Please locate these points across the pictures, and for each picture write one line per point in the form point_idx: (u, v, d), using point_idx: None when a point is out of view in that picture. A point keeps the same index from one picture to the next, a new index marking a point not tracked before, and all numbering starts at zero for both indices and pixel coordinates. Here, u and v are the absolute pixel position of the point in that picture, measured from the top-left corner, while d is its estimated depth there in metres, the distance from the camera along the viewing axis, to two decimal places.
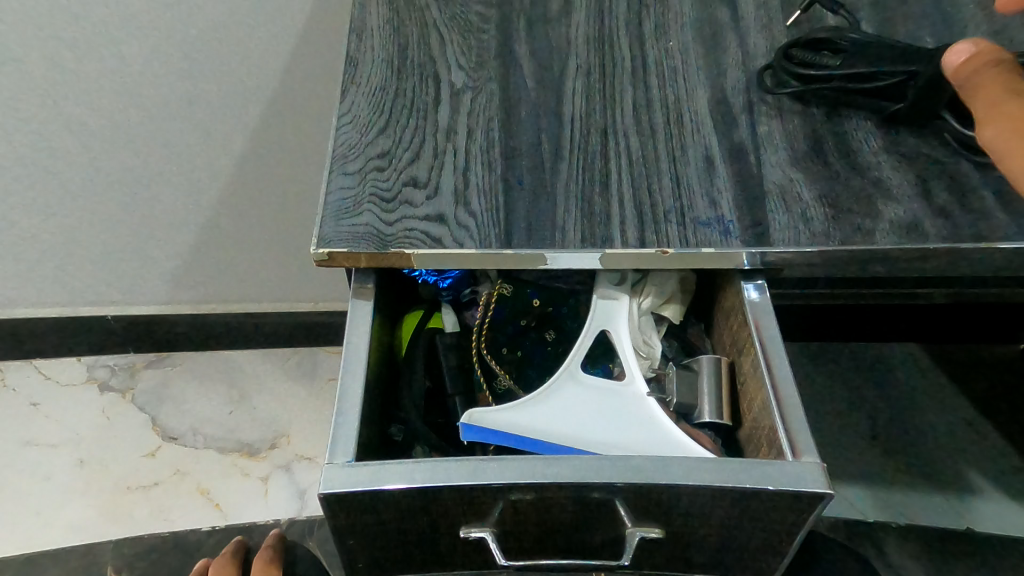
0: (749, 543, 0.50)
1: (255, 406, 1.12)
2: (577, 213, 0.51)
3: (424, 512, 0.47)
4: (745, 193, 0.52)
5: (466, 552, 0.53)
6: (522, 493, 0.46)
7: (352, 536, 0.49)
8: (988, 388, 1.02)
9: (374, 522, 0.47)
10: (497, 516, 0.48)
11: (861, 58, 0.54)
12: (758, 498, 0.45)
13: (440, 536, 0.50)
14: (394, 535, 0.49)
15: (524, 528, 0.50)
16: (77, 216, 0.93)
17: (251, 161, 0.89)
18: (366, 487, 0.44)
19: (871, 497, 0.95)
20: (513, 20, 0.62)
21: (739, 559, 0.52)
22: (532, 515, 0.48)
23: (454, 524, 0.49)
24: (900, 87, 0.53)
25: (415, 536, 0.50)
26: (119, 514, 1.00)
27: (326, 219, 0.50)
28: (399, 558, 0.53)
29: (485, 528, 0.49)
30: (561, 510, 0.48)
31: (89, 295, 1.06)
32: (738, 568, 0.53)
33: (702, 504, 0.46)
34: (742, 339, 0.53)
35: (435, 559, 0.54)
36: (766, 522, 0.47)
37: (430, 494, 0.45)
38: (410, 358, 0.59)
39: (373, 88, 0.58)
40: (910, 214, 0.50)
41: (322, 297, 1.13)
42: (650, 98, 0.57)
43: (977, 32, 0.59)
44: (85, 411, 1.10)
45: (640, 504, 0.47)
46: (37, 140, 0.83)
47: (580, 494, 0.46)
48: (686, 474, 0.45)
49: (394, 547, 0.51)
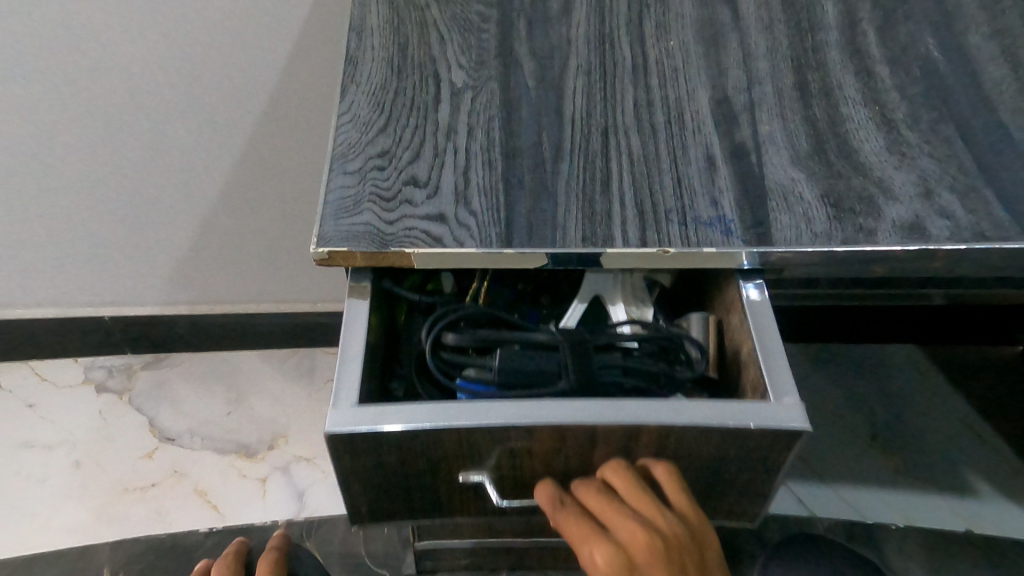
0: (730, 488, 0.51)
1: (253, 407, 1.11)
2: (577, 212, 0.51)
3: (426, 456, 0.47)
4: (747, 192, 0.52)
5: (464, 497, 0.53)
6: (516, 436, 0.46)
7: (357, 482, 0.49)
8: (983, 391, 1.03)
9: (378, 465, 0.47)
10: (493, 461, 0.49)
11: (514, 357, 0.49)
12: (742, 437, 0.45)
13: (440, 481, 0.50)
14: (397, 480, 0.50)
15: (523, 472, 0.50)
16: (76, 215, 0.92)
17: (249, 161, 0.89)
18: (368, 427, 0.44)
19: (870, 498, 0.94)
20: (514, 19, 0.62)
21: (722, 503, 0.52)
22: (529, 460, 0.49)
23: (454, 468, 0.49)
24: (552, 379, 0.49)
25: (416, 481, 0.50)
26: (115, 515, 1.00)
27: (326, 218, 0.50)
28: (399, 506, 0.53)
29: (483, 472, 0.49)
30: (556, 455, 0.48)
31: (86, 295, 1.05)
32: (722, 514, 0.54)
33: (690, 446, 0.46)
34: (729, 297, 0.54)
35: (435, 507, 0.54)
36: (749, 463, 0.48)
37: (430, 437, 0.45)
38: (412, 319, 0.59)
39: (374, 86, 0.57)
40: (911, 213, 0.50)
41: (321, 297, 1.12)
42: (650, 98, 0.57)
43: (978, 33, 0.59)
44: (82, 411, 1.09)
45: (631, 446, 0.47)
46: (33, 138, 0.82)
47: (574, 439, 0.46)
48: (675, 414, 0.45)
49: (397, 492, 0.51)
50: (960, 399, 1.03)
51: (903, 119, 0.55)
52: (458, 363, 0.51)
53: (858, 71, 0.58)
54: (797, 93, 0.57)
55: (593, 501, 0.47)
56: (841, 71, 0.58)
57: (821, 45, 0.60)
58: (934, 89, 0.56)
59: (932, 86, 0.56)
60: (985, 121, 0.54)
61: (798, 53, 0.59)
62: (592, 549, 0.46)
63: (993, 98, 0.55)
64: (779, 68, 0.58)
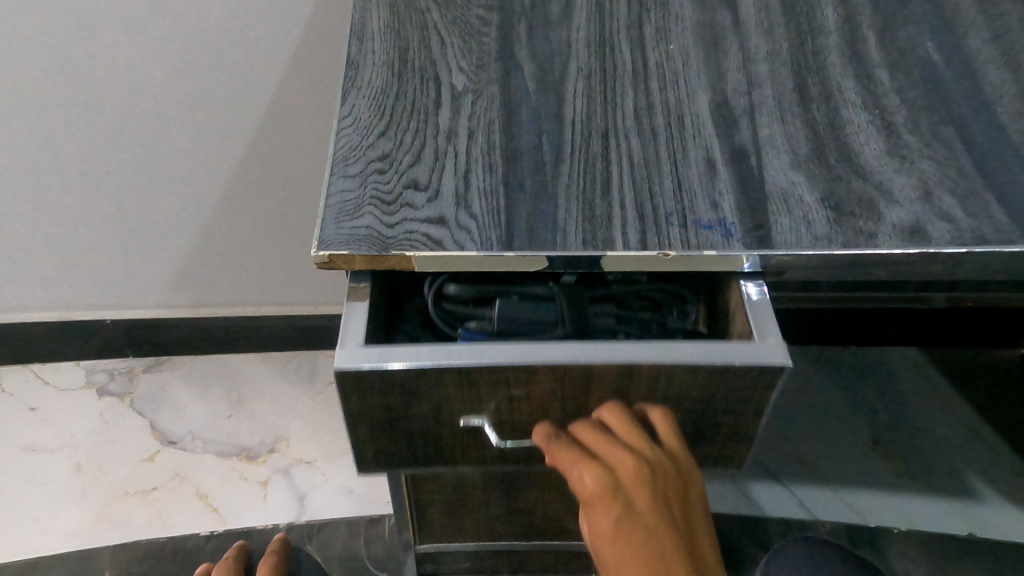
0: (717, 431, 0.52)
1: (254, 410, 1.12)
2: (578, 215, 0.51)
3: (431, 397, 0.48)
4: (747, 195, 0.52)
5: (466, 446, 0.54)
6: (514, 375, 0.47)
7: (364, 423, 0.50)
8: (985, 393, 1.03)
9: (383, 408, 0.49)
10: (494, 406, 0.50)
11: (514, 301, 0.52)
12: (730, 374, 0.46)
13: (441, 426, 0.51)
14: (401, 425, 0.51)
15: (520, 417, 0.51)
16: (78, 218, 0.93)
17: (251, 165, 0.89)
18: (374, 364, 0.45)
19: (872, 501, 0.94)
20: (514, 23, 0.62)
21: (710, 449, 0.53)
22: (528, 404, 0.50)
23: (455, 412, 0.50)
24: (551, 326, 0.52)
25: (419, 426, 0.51)
26: (116, 518, 1.00)
27: (327, 221, 0.50)
28: (405, 454, 0.54)
29: (484, 417, 0.50)
30: (552, 397, 0.49)
31: (88, 298, 1.05)
32: (711, 461, 0.55)
33: (680, 386, 0.48)
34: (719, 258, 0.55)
35: (439, 456, 0.54)
36: (735, 404, 0.49)
37: (431, 376, 0.46)
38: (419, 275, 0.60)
39: (374, 90, 0.58)
40: (912, 216, 0.50)
41: (322, 300, 1.12)
42: (650, 101, 0.57)
43: (977, 36, 0.59)
44: (84, 414, 1.10)
45: (625, 388, 0.48)
46: (36, 139, 0.83)
47: (570, 378, 0.47)
48: (665, 352, 0.46)
49: (402, 438, 0.52)
50: (961, 401, 1.03)
51: (903, 122, 0.55)
52: (461, 315, 0.54)
53: (858, 74, 0.58)
54: (796, 96, 0.57)
55: (586, 433, 0.48)
56: (841, 75, 0.58)
57: (820, 48, 0.60)
58: (934, 93, 0.56)
59: (931, 89, 0.57)
60: (985, 124, 0.54)
61: (797, 56, 0.59)
62: (583, 469, 0.46)
63: (992, 101, 0.55)
64: (779, 71, 0.59)
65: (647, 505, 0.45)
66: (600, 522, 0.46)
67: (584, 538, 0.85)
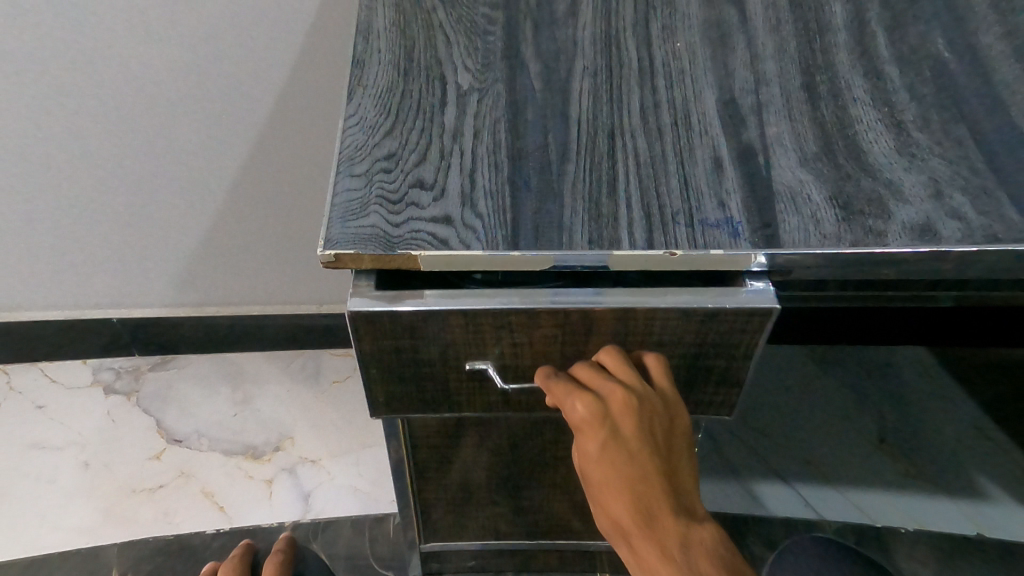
0: (710, 376, 0.54)
1: (259, 409, 1.12)
2: (584, 214, 0.51)
3: (438, 341, 0.50)
4: (755, 194, 0.52)
5: (472, 391, 0.56)
6: (517, 320, 0.49)
7: (376, 365, 0.52)
8: (993, 393, 1.02)
9: (393, 350, 0.51)
10: (498, 351, 0.52)
11: None
12: (721, 318, 0.48)
13: (448, 370, 0.53)
14: (409, 368, 0.53)
15: (522, 362, 0.53)
16: (85, 217, 0.93)
17: (256, 163, 0.89)
18: (384, 308, 0.47)
19: (879, 500, 0.94)
20: (520, 21, 0.62)
21: (702, 395, 0.55)
22: (530, 350, 0.52)
23: (461, 356, 0.52)
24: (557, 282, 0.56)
25: (426, 369, 0.53)
26: (123, 516, 1.00)
27: (333, 221, 0.50)
28: (415, 397, 0.56)
29: (488, 362, 0.53)
30: (552, 342, 0.51)
31: (94, 297, 1.05)
32: (702, 407, 0.57)
33: (674, 330, 0.50)
34: None
35: (446, 401, 0.57)
36: (726, 348, 0.51)
37: (438, 320, 0.48)
38: None
39: (380, 89, 0.57)
40: (922, 215, 0.49)
41: (327, 299, 1.12)
42: (657, 99, 0.57)
43: (989, 33, 0.58)
44: (90, 413, 1.10)
45: (622, 333, 0.50)
46: (43, 138, 0.83)
47: (570, 322, 0.49)
48: (661, 297, 0.48)
49: (411, 382, 0.54)
50: (969, 401, 1.02)
51: (913, 120, 0.54)
52: None
53: (867, 72, 0.58)
54: (804, 94, 0.57)
55: (582, 367, 0.51)
56: (849, 72, 0.58)
57: (829, 46, 0.59)
58: (945, 90, 0.56)
59: (942, 86, 0.56)
60: (996, 121, 0.54)
61: (805, 55, 0.59)
62: (575, 398, 0.49)
63: (1004, 99, 0.55)
64: (786, 69, 0.58)
65: (632, 432, 0.48)
66: (587, 444, 0.49)
67: (590, 536, 0.85)
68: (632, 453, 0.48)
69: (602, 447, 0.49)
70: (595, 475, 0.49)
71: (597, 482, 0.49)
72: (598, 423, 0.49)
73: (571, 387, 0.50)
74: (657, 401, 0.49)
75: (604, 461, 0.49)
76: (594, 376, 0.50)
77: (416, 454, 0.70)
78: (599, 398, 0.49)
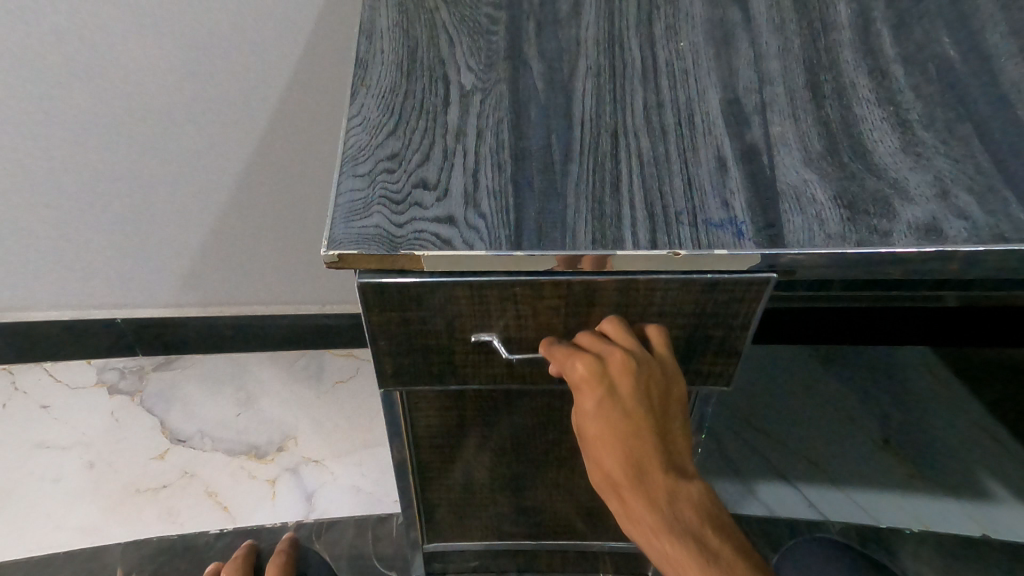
0: (708, 344, 0.56)
1: (263, 409, 1.12)
2: (587, 213, 0.51)
3: (446, 311, 0.53)
4: (759, 194, 0.51)
5: (477, 363, 0.58)
6: (522, 290, 0.52)
7: (385, 336, 0.54)
8: (999, 393, 1.02)
9: (403, 322, 0.53)
10: (503, 322, 0.54)
11: None
12: (717, 287, 0.51)
13: (455, 341, 0.56)
14: (418, 339, 0.55)
15: (527, 333, 0.55)
16: (89, 217, 0.93)
17: (260, 164, 0.89)
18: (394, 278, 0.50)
19: (883, 501, 0.94)
20: (524, 21, 0.62)
21: (701, 363, 0.58)
22: (534, 321, 0.54)
23: (467, 327, 0.54)
24: None
25: (434, 342, 0.55)
26: (127, 515, 1.01)
27: (337, 221, 0.50)
28: (423, 369, 0.58)
29: (493, 333, 0.55)
30: (556, 313, 0.53)
31: (99, 298, 1.06)
32: (701, 375, 0.59)
33: (672, 299, 0.52)
34: None
35: (453, 373, 0.59)
36: (722, 317, 0.53)
37: (446, 290, 0.51)
38: None
39: (384, 89, 0.57)
40: (927, 214, 0.49)
41: (330, 299, 1.12)
42: (660, 99, 0.57)
43: (995, 32, 0.58)
44: (95, 413, 1.10)
45: (622, 303, 0.53)
46: (47, 138, 0.83)
47: (573, 293, 0.52)
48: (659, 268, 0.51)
49: (420, 354, 0.56)
50: (974, 401, 1.02)
51: (918, 119, 0.54)
52: None
53: (872, 71, 0.57)
54: (809, 94, 0.56)
55: (585, 333, 0.54)
56: (854, 71, 0.57)
57: (833, 45, 0.59)
58: (950, 89, 0.56)
59: (948, 85, 0.56)
60: (1002, 120, 0.53)
61: (810, 54, 0.59)
62: (576, 359, 0.52)
63: (1011, 98, 0.54)
64: (791, 68, 0.58)
65: (629, 391, 0.51)
66: (585, 402, 0.52)
67: (594, 537, 0.84)
68: (627, 410, 0.51)
69: (600, 403, 0.52)
70: (590, 431, 0.52)
71: (591, 437, 0.52)
72: (598, 381, 0.51)
73: (573, 349, 0.53)
74: (654, 366, 0.53)
75: (600, 417, 0.52)
76: (596, 341, 0.53)
77: (419, 454, 0.71)
78: (599, 358, 0.52)
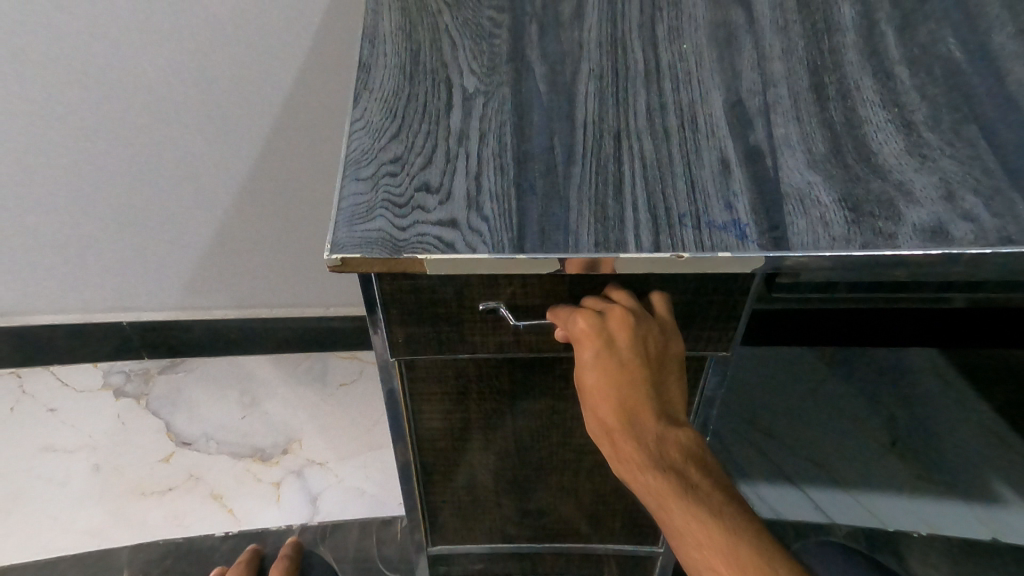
0: (709, 307, 0.55)
1: (267, 412, 1.12)
2: (590, 216, 0.51)
3: (453, 281, 0.51)
4: (763, 198, 0.51)
5: (485, 331, 0.56)
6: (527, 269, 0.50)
7: (394, 305, 0.53)
8: None
9: (412, 290, 0.52)
10: (508, 290, 0.53)
11: None
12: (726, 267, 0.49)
13: (463, 309, 0.54)
14: (427, 308, 0.53)
15: (534, 300, 0.54)
16: (95, 221, 0.94)
17: (265, 167, 0.89)
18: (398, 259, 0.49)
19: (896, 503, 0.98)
20: (526, 25, 0.62)
21: (700, 329, 0.57)
22: (539, 288, 0.53)
23: (474, 295, 0.53)
24: None
25: (443, 309, 0.54)
26: (133, 518, 1.01)
27: (339, 225, 0.50)
28: (430, 340, 0.56)
29: (500, 302, 0.53)
30: (561, 280, 0.52)
31: (105, 301, 1.06)
32: (700, 341, 0.58)
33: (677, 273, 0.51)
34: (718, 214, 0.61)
35: (461, 343, 0.57)
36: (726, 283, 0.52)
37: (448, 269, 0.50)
38: None
39: (387, 93, 0.58)
40: (933, 217, 0.49)
41: (335, 303, 1.12)
42: (663, 101, 0.57)
43: (1001, 32, 0.58)
44: (101, 416, 1.10)
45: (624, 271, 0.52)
46: (54, 143, 0.84)
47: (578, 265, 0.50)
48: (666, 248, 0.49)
49: (428, 323, 0.55)
50: None
51: (923, 120, 0.54)
52: None
53: (876, 72, 0.57)
54: (813, 95, 0.56)
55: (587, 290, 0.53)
56: (858, 73, 0.57)
57: (837, 47, 0.59)
58: (956, 90, 0.55)
59: (953, 86, 0.55)
60: (1009, 120, 0.53)
61: (813, 55, 0.58)
62: (577, 315, 0.51)
63: (1017, 98, 0.54)
64: (794, 70, 0.58)
65: (628, 347, 0.51)
66: (584, 355, 0.52)
67: (598, 539, 0.84)
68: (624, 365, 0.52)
69: (598, 357, 0.52)
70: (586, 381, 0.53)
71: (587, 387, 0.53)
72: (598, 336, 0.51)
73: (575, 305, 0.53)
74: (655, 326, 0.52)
75: (598, 369, 0.52)
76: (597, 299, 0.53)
77: (421, 455, 0.70)
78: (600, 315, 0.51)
